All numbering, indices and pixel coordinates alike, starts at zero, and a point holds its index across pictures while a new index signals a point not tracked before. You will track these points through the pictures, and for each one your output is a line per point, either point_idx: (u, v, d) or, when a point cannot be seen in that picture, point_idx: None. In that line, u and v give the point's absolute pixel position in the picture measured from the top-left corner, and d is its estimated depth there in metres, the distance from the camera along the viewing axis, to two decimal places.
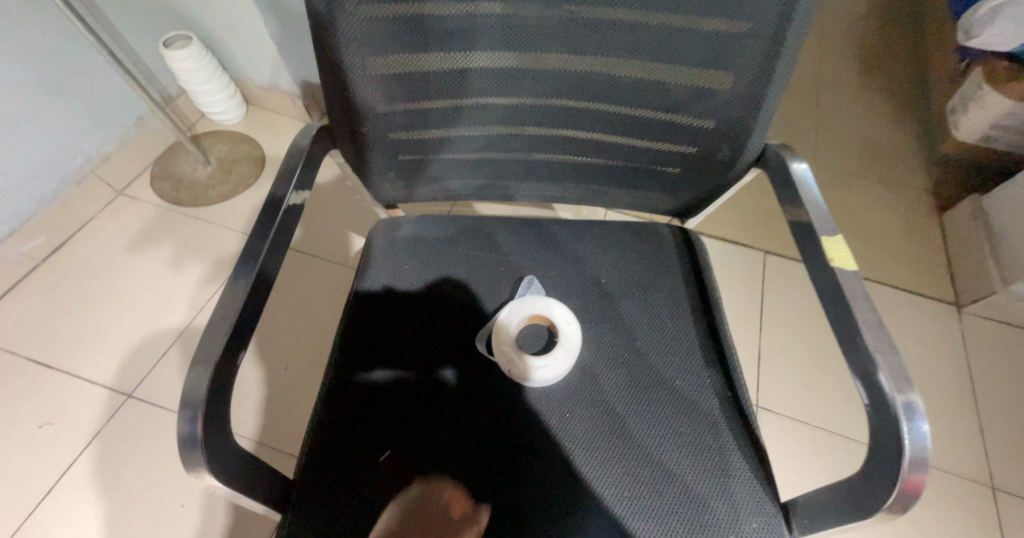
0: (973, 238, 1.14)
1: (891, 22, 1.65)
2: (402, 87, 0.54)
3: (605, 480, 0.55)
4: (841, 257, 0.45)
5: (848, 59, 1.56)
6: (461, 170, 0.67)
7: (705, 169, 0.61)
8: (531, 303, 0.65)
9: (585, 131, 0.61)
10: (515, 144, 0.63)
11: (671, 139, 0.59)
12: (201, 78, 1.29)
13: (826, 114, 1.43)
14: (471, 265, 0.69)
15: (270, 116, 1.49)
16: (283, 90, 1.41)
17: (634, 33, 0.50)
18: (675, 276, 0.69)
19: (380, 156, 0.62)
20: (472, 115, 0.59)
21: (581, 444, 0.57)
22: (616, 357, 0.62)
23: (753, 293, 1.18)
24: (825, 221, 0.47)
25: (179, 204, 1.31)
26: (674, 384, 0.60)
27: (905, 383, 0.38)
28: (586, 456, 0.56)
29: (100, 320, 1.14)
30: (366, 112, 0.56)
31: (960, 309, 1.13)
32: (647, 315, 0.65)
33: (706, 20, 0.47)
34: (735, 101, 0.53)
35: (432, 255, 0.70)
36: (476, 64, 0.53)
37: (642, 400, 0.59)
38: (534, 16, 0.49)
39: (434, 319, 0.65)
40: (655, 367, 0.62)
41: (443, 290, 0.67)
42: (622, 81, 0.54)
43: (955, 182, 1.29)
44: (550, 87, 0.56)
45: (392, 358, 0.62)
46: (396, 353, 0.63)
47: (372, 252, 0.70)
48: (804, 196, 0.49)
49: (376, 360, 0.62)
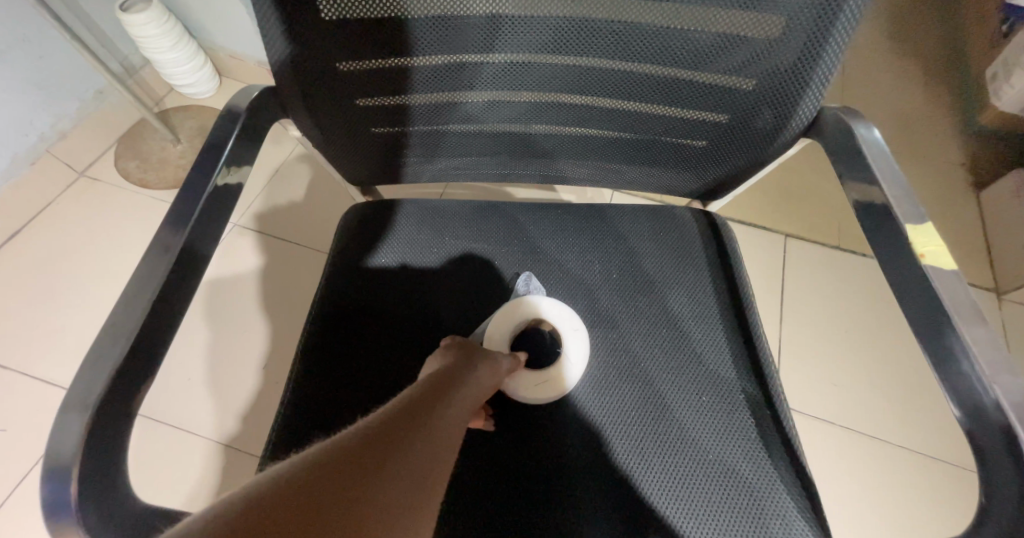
0: (1016, 218, 1.04)
1: None
2: (368, 40, 0.43)
3: (629, 466, 0.48)
4: (932, 252, 0.36)
5: (878, 21, 1.42)
6: (448, 145, 0.57)
7: (740, 142, 0.51)
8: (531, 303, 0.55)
9: (595, 96, 0.50)
10: (510, 113, 0.52)
11: (698, 105, 0.48)
12: (164, 45, 1.16)
13: (854, 83, 1.30)
14: (493, 244, 0.60)
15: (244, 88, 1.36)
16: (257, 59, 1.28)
17: None
18: (713, 262, 0.59)
19: (346, 127, 0.51)
20: (461, 76, 0.48)
21: (611, 430, 0.50)
22: (656, 342, 0.54)
23: (772, 280, 1.08)
24: (908, 205, 0.38)
25: (146, 187, 1.21)
26: (719, 376, 0.53)
27: None
28: (611, 442, 0.50)
29: (59, 314, 1.05)
30: (324, 73, 0.45)
31: (999, 296, 1.03)
32: (692, 306, 0.56)
33: None
34: (785, 55, 0.42)
35: (447, 230, 0.61)
36: (461, 9, 0.42)
37: (689, 388, 0.52)
38: None
39: (452, 303, 0.57)
40: (700, 355, 0.54)
41: (464, 271, 0.58)
42: (646, 29, 0.43)
43: (993, 156, 1.19)
44: (552, 40, 0.45)
45: (403, 345, 0.54)
46: (407, 340, 0.55)
47: (384, 218, 0.61)
48: (879, 173, 0.40)
49: (387, 343, 0.54)
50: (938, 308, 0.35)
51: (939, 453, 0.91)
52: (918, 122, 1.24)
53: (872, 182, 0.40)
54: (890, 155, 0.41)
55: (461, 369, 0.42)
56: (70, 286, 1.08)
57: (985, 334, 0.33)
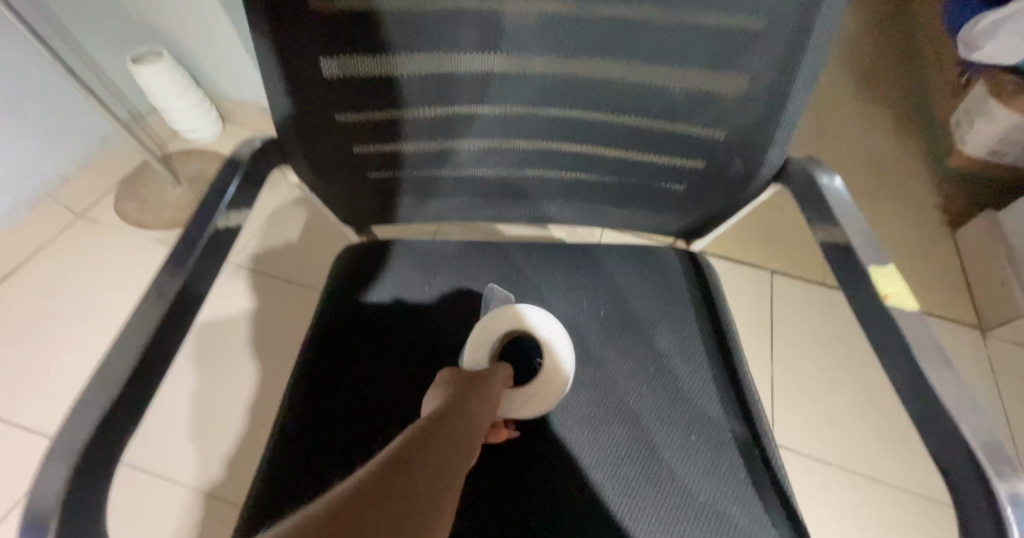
0: (993, 257, 1.07)
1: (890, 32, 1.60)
2: (365, 95, 0.47)
3: (616, 501, 0.49)
4: (895, 294, 0.38)
5: (848, 71, 1.50)
6: (440, 189, 0.59)
7: (716, 186, 0.53)
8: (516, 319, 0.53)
9: (580, 144, 0.53)
10: (500, 160, 0.56)
11: (675, 152, 0.51)
12: (173, 93, 1.21)
13: (829, 129, 1.37)
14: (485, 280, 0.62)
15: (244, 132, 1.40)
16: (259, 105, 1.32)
17: (633, 34, 0.42)
18: (699, 301, 0.61)
19: (343, 173, 0.54)
20: (453, 126, 0.51)
21: (598, 465, 0.50)
22: (643, 376, 0.56)
23: (761, 318, 1.10)
24: (870, 248, 0.41)
25: (144, 228, 1.23)
26: (704, 410, 0.54)
27: (1009, 467, 0.31)
28: (598, 477, 0.50)
29: (48, 356, 1.04)
30: (323, 123, 0.48)
31: (984, 333, 1.05)
32: (679, 343, 0.58)
33: (718, 18, 0.40)
34: (752, 109, 0.45)
35: (440, 266, 0.63)
36: (452, 68, 0.45)
37: (674, 421, 0.53)
38: (518, 15, 0.41)
39: (444, 335, 0.58)
40: (685, 389, 0.55)
41: (456, 303, 0.60)
42: (623, 85, 0.46)
43: (965, 197, 1.23)
44: (537, 95, 0.48)
45: (396, 377, 0.55)
46: (398, 371, 0.55)
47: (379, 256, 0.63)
48: (843, 218, 0.43)
49: (379, 374, 0.55)
50: (904, 350, 0.36)
51: (937, 492, 0.90)
52: (891, 166, 1.30)
53: (839, 226, 0.42)
54: (852, 202, 0.44)
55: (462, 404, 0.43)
56: (64, 327, 1.08)
57: (948, 374, 0.35)
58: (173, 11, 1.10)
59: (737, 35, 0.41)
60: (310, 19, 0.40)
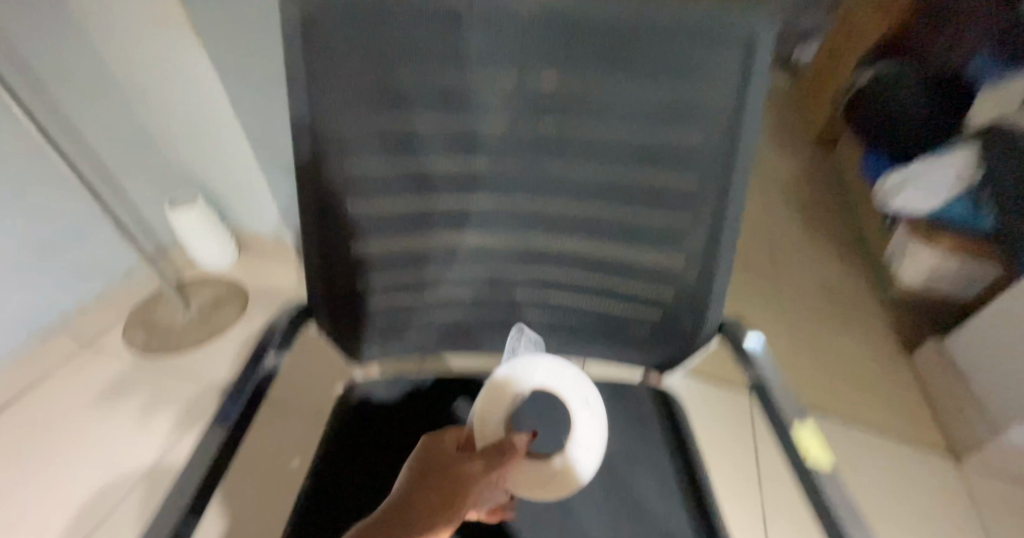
0: (947, 383, 1.15)
1: (826, 169, 1.83)
2: (388, 265, 0.57)
3: None
4: (813, 455, 0.46)
5: (793, 205, 1.71)
6: (439, 336, 0.67)
7: (674, 335, 0.63)
8: (546, 379, 0.47)
9: (559, 297, 0.63)
10: (492, 311, 0.65)
11: (636, 306, 0.62)
12: (201, 229, 1.35)
13: (784, 259, 1.53)
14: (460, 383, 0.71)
15: (252, 259, 1.50)
16: (267, 237, 1.45)
17: (591, 223, 0.55)
18: (666, 435, 0.68)
19: (359, 325, 0.63)
20: (451, 284, 0.61)
21: None
22: (596, 485, 0.62)
23: (744, 446, 1.15)
24: (792, 407, 0.49)
25: (149, 354, 1.28)
26: (655, 521, 0.59)
27: None
28: None
29: (36, 492, 1.05)
30: (352, 286, 0.58)
31: (959, 461, 1.10)
32: (649, 478, 0.63)
33: (654, 215, 0.53)
34: (690, 280, 0.56)
35: (412, 372, 0.72)
36: (455, 244, 0.57)
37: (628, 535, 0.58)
38: (503, 212, 0.54)
39: (414, 420, 0.65)
40: (639, 500, 0.61)
41: (423, 394, 0.69)
42: (588, 258, 0.58)
43: (913, 324, 1.36)
44: (523, 261, 0.59)
45: (372, 469, 0.61)
46: (374, 464, 0.61)
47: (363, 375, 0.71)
48: (766, 379, 0.52)
49: (355, 465, 0.61)
50: (823, 507, 0.42)
51: None
52: (844, 293, 1.43)
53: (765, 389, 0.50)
54: (773, 366, 0.53)
55: (450, 472, 0.41)
56: (57, 459, 1.09)
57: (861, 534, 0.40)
58: (213, 160, 1.28)
59: (666, 231, 0.53)
60: (350, 217, 0.52)
